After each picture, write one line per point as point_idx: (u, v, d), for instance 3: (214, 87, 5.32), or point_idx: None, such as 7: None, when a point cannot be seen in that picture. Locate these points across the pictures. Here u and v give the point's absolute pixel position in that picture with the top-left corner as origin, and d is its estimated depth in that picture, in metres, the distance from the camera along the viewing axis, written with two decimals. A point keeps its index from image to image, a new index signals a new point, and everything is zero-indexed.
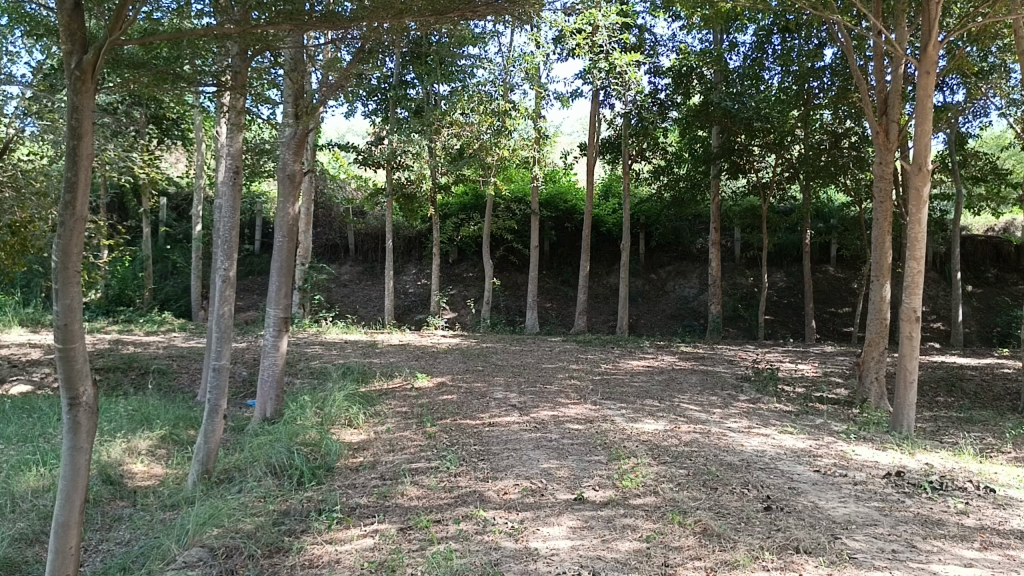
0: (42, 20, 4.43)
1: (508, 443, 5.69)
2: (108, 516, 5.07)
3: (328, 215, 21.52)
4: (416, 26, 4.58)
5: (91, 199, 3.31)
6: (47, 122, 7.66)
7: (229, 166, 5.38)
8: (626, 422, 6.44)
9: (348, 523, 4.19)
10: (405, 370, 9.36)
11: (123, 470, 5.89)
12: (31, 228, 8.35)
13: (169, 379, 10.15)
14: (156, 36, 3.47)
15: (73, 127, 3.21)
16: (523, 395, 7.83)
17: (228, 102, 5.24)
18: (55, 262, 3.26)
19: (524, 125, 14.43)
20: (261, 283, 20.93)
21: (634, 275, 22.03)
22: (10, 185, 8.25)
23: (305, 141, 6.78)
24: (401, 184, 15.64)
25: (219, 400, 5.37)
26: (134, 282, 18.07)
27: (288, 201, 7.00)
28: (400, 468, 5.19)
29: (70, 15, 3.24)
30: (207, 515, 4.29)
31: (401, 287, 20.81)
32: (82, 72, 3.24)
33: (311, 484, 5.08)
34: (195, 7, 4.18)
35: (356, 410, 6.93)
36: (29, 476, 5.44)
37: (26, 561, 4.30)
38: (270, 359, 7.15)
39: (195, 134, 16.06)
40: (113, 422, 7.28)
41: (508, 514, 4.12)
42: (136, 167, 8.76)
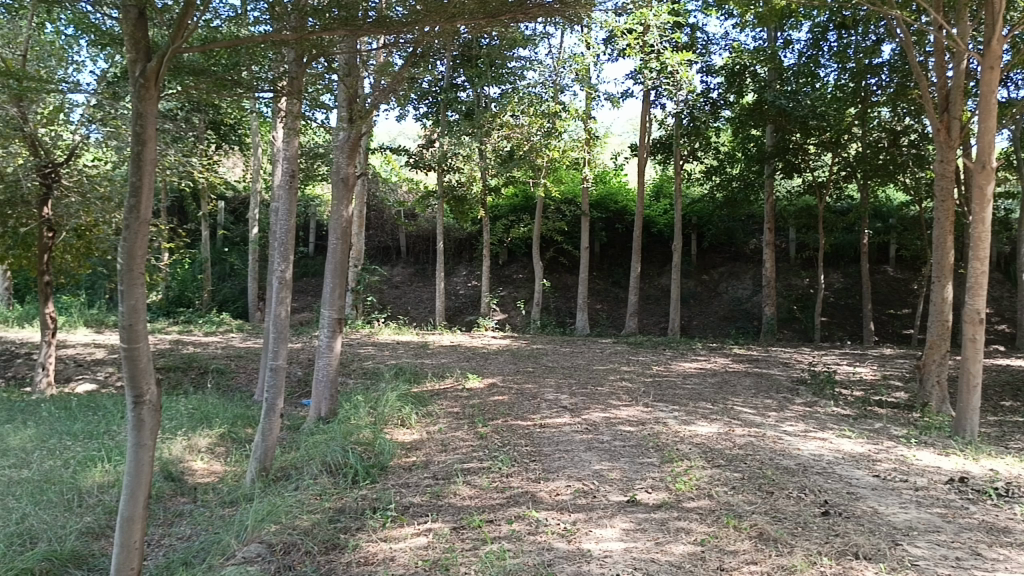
0: (107, 32, 4.54)
1: (558, 444, 5.69)
2: (170, 512, 5.21)
3: (379, 217, 21.87)
4: (467, 28, 4.58)
5: (155, 203, 3.42)
6: (110, 128, 8.74)
7: (284, 170, 5.66)
8: (680, 424, 6.40)
9: (402, 521, 4.23)
10: (455, 371, 9.42)
11: (183, 467, 6.06)
12: (96, 231, 9.83)
13: (227, 379, 10.38)
14: (216, 44, 3.57)
15: (137, 133, 3.33)
16: (574, 396, 7.83)
17: (286, 108, 5.39)
18: (120, 265, 3.38)
19: (574, 126, 14.83)
20: (317, 284, 21.34)
21: (686, 276, 21.85)
22: (77, 190, 9.52)
23: (359, 144, 6.82)
24: (451, 187, 15.81)
25: (275, 398, 5.48)
26: (194, 284, 18.59)
27: (342, 205, 7.12)
28: (453, 468, 5.23)
29: (135, 25, 3.38)
30: (266, 512, 4.38)
31: (452, 288, 21.02)
32: (146, 79, 3.36)
33: (364, 483, 5.13)
34: (253, 13, 4.29)
35: (409, 410, 7.00)
36: (95, 472, 5.63)
37: (93, 555, 4.42)
38: (325, 360, 7.26)
39: (252, 139, 16.26)
40: (174, 420, 7.52)
41: (561, 515, 4.13)
42: (195, 170, 9.63)
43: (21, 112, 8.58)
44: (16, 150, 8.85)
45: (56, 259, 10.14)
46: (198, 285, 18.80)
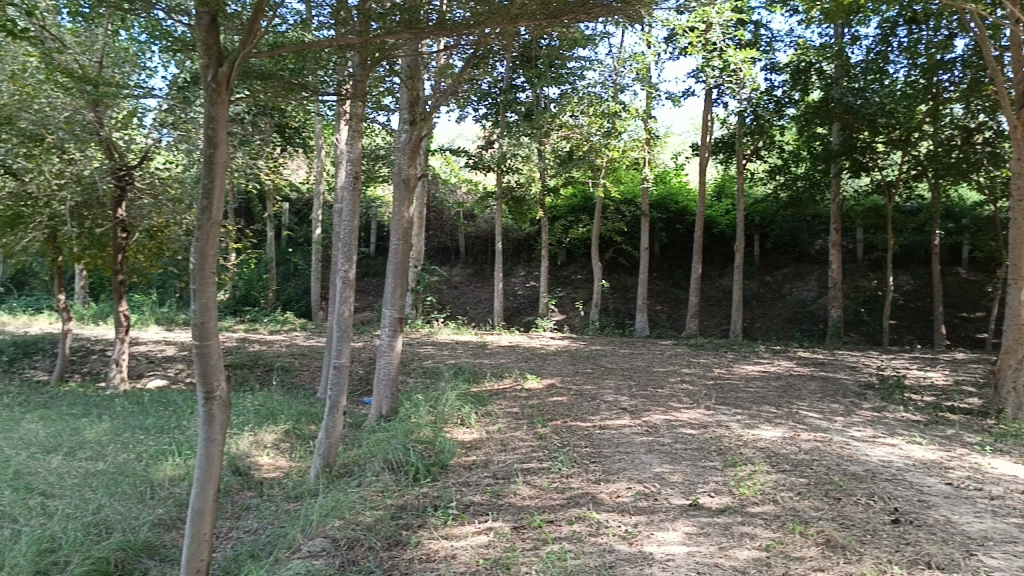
0: (180, 38, 4.70)
1: (619, 446, 5.67)
2: (238, 505, 5.35)
3: (439, 218, 22.12)
4: (527, 30, 4.60)
5: (225, 204, 3.52)
6: (182, 131, 9.18)
7: (348, 171, 5.78)
8: (742, 428, 6.30)
9: (464, 519, 4.27)
10: (515, 372, 9.44)
11: (250, 462, 6.22)
12: (167, 232, 10.21)
13: (292, 376, 10.61)
14: (284, 49, 3.67)
15: (209, 136, 3.44)
16: (634, 398, 7.77)
17: (350, 111, 5.50)
18: (192, 264, 3.48)
19: (634, 126, 14.70)
20: (378, 284, 21.64)
21: (748, 278, 21.51)
22: (150, 193, 9.87)
23: (419, 147, 6.97)
24: (510, 187, 15.86)
25: (338, 396, 5.58)
26: (259, 283, 19.03)
27: (403, 205, 7.24)
28: (513, 467, 5.25)
29: (207, 32, 3.52)
30: (330, 507, 4.46)
31: (510, 289, 21.06)
32: (217, 83, 3.47)
33: (426, 481, 5.17)
34: (317, 18, 4.39)
35: (468, 410, 7.04)
36: (166, 466, 5.81)
37: (165, 546, 4.56)
38: (385, 358, 7.35)
39: (316, 142, 16.57)
40: (240, 416, 7.72)
41: (622, 518, 4.10)
42: (261, 173, 9.96)
43: (97, 116, 8.96)
44: (92, 153, 9.27)
45: (129, 258, 10.51)
46: (263, 285, 19.24)
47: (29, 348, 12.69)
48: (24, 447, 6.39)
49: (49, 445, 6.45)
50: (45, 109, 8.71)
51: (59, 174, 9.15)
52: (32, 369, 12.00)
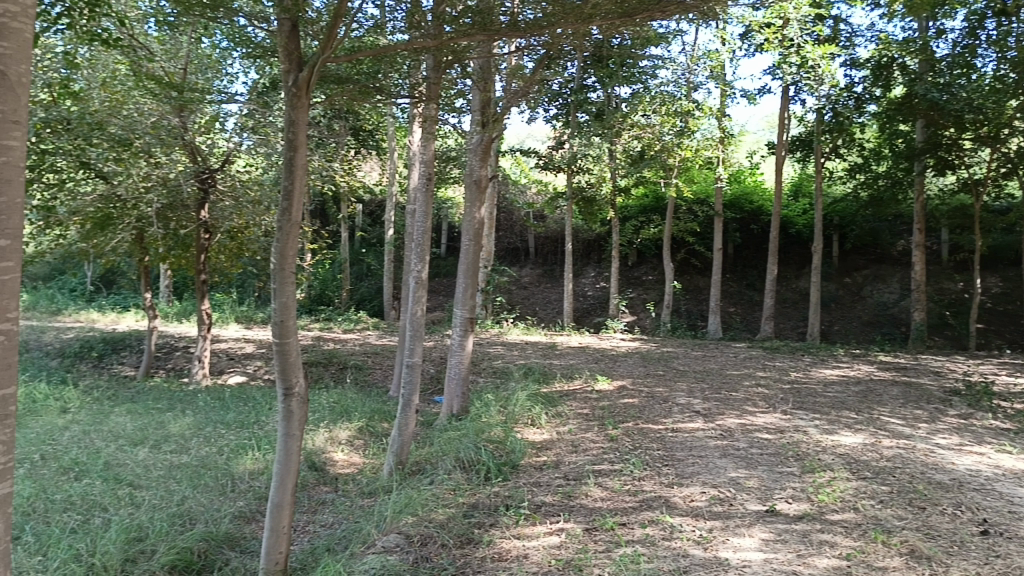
0: (261, 45, 4.86)
1: (692, 450, 5.59)
2: (314, 500, 5.48)
3: (509, 218, 22.35)
4: (600, 29, 4.58)
5: (305, 205, 3.61)
6: (260, 135, 9.52)
7: (422, 173, 5.87)
8: (821, 433, 6.15)
9: (535, 519, 4.27)
10: (585, 373, 9.41)
11: (326, 457, 6.37)
12: (247, 233, 10.55)
13: (365, 375, 10.80)
14: (361, 54, 3.75)
15: (290, 140, 3.54)
16: (707, 401, 7.66)
17: (424, 113, 5.59)
18: (274, 265, 3.59)
19: (707, 124, 14.43)
20: (449, 284, 21.86)
21: (826, 279, 20.97)
22: (231, 195, 10.21)
23: (491, 148, 7.01)
24: (581, 188, 15.83)
25: (411, 394, 5.67)
26: (334, 283, 19.43)
27: (475, 206, 7.29)
28: (584, 468, 5.24)
29: (288, 38, 3.61)
30: (403, 504, 4.54)
31: (580, 289, 20.99)
32: (298, 88, 3.56)
33: (497, 480, 5.20)
34: (391, 23, 4.49)
35: (539, 410, 7.05)
36: (246, 460, 5.99)
37: (246, 538, 4.69)
38: (457, 358, 7.42)
39: (389, 144, 16.83)
40: (316, 413, 7.91)
41: (696, 522, 4.05)
42: (337, 175, 10.22)
43: (181, 121, 9.35)
44: (177, 158, 9.59)
45: (211, 258, 10.87)
46: (338, 285, 19.63)
47: (117, 344, 13.24)
48: (114, 439, 6.67)
49: (137, 437, 6.73)
50: (133, 115, 9.17)
51: (146, 177, 9.43)
52: (121, 365, 12.52)
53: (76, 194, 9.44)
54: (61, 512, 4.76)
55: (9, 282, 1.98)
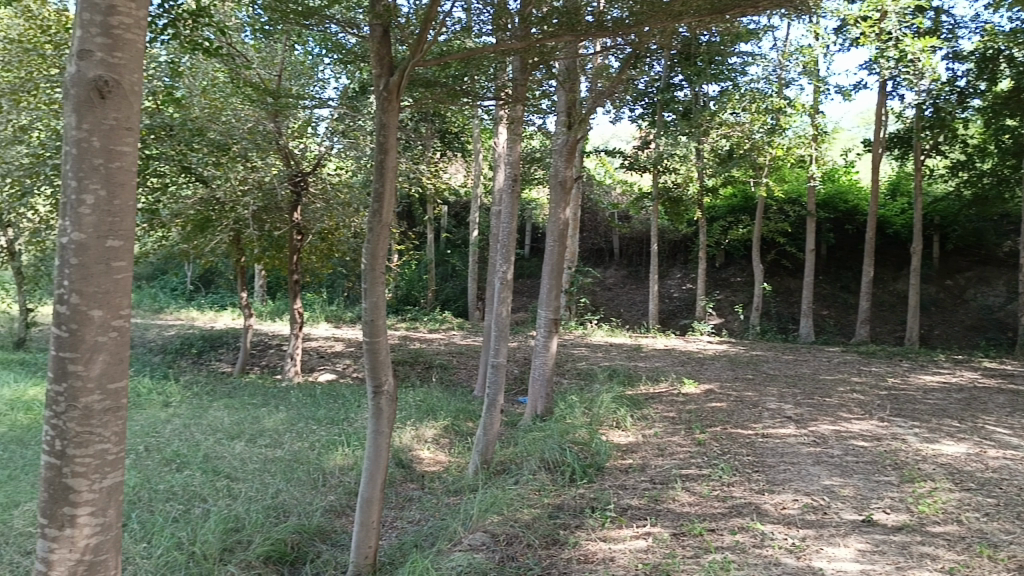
0: (352, 51, 4.96)
1: (782, 456, 5.45)
2: (402, 496, 5.58)
3: (594, 219, 22.34)
4: (687, 27, 4.51)
5: (395, 207, 3.69)
6: (350, 139, 9.84)
7: (507, 174, 5.90)
8: (920, 442, 5.90)
9: (622, 522, 4.24)
10: (671, 376, 9.28)
11: (412, 455, 6.47)
12: (337, 235, 10.83)
13: (450, 374, 10.93)
14: (451, 56, 3.81)
15: (380, 143, 3.61)
16: (799, 407, 7.45)
17: (510, 114, 5.62)
18: (365, 265, 3.68)
19: (800, 121, 14.01)
20: (533, 285, 21.91)
21: (925, 282, 20.12)
22: (322, 198, 10.45)
23: (575, 148, 6.98)
24: (667, 188, 15.64)
25: (496, 394, 5.71)
26: (420, 283, 19.73)
27: (560, 207, 7.28)
28: (671, 472, 5.17)
29: (380, 44, 3.70)
30: (489, 503, 4.58)
31: (666, 291, 20.71)
32: (389, 92, 3.65)
33: (582, 481, 5.18)
34: (479, 25, 4.54)
35: (624, 413, 6.99)
36: (336, 456, 6.14)
37: (336, 531, 4.81)
38: (541, 359, 7.43)
39: (474, 146, 16.98)
40: (403, 411, 8.05)
41: (789, 530, 3.94)
42: (424, 177, 10.40)
43: (277, 126, 9.60)
44: (271, 162, 9.93)
45: (303, 259, 11.19)
46: (423, 285, 19.94)
47: (215, 341, 13.80)
48: (212, 433, 6.95)
49: (233, 431, 6.98)
50: (231, 121, 9.44)
51: (244, 181, 9.79)
52: (218, 361, 13.01)
53: (178, 198, 9.81)
54: (164, 501, 4.98)
55: (121, 280, 2.11)
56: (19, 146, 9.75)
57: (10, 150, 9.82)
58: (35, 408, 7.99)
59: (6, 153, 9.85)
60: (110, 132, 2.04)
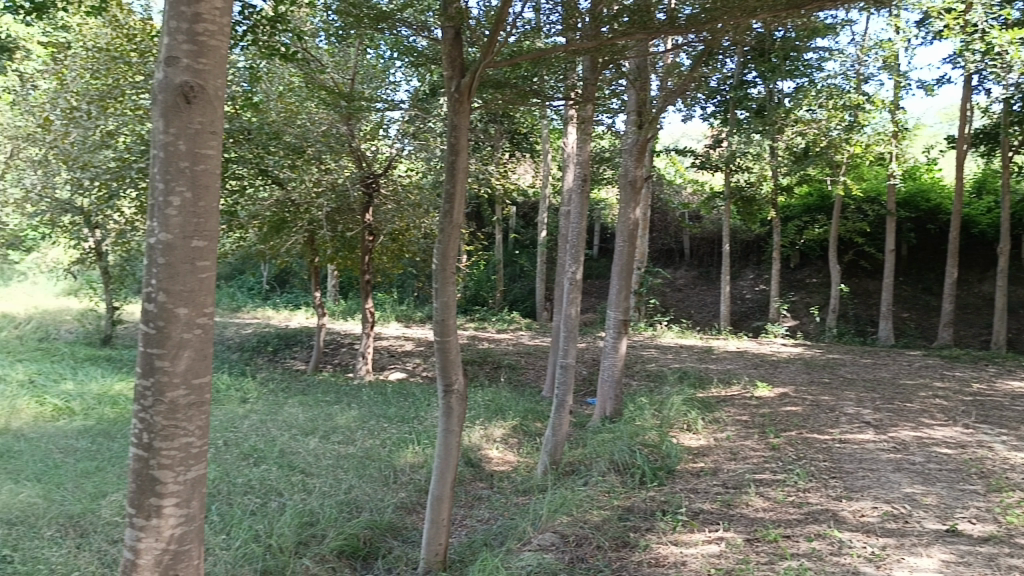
0: (423, 54, 5.01)
1: (861, 462, 5.30)
2: (471, 495, 5.62)
3: (664, 219, 22.10)
4: (761, 22, 4.41)
5: (466, 208, 3.72)
6: (421, 141, 10.00)
7: (577, 174, 5.89)
8: (1009, 450, 5.65)
9: (693, 526, 4.18)
10: (744, 378, 9.11)
11: (481, 454, 6.51)
12: (408, 236, 10.98)
13: (518, 374, 10.96)
14: (522, 57, 3.81)
15: (452, 144, 3.64)
16: (878, 412, 7.22)
17: (579, 113, 5.60)
18: (435, 265, 3.72)
19: (879, 118, 13.57)
20: (602, 285, 21.79)
21: (1014, 284, 19.26)
22: (393, 199, 10.61)
23: (646, 148, 6.92)
24: (739, 187, 15.38)
25: (565, 395, 5.71)
26: (488, 284, 19.83)
27: (630, 207, 7.23)
28: (744, 477, 5.08)
29: (451, 46, 3.74)
30: (559, 504, 4.58)
31: (738, 292, 20.34)
32: (460, 93, 3.68)
33: (652, 484, 5.13)
34: (548, 26, 4.54)
35: (695, 416, 6.89)
36: (407, 453, 6.23)
37: (407, 528, 4.87)
38: (610, 360, 7.39)
39: (543, 147, 16.97)
40: (472, 411, 8.11)
41: (867, 538, 3.83)
42: (494, 178, 10.45)
43: (349, 129, 9.77)
44: (344, 164, 10.09)
45: (374, 259, 11.36)
46: (491, 285, 20.04)
47: (290, 340, 14.13)
48: (288, 429, 7.12)
49: (308, 428, 7.15)
50: (306, 124, 9.67)
51: (318, 183, 10.05)
52: (292, 359, 13.33)
53: (255, 199, 10.18)
54: (242, 494, 5.13)
55: (205, 279, 2.17)
56: (106, 151, 10.22)
57: (99, 154, 10.24)
58: (121, 403, 8.31)
59: (94, 157, 10.28)
60: (195, 136, 2.11)
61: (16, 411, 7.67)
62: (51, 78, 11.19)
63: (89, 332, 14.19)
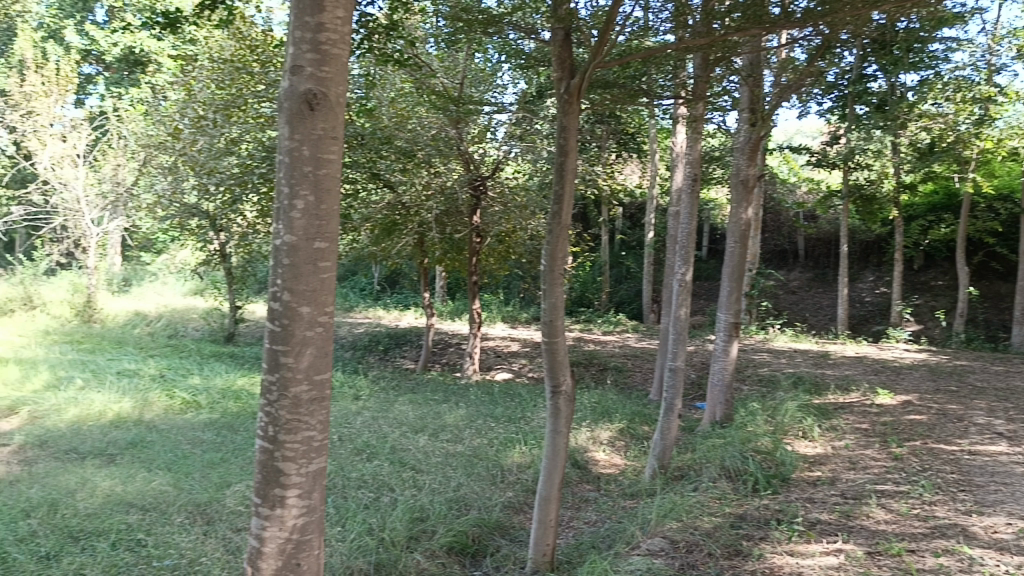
0: (530, 56, 5.04)
1: (993, 475, 4.99)
2: (578, 497, 5.61)
3: (777, 219, 21.46)
4: (884, 13, 4.23)
5: (574, 209, 3.72)
6: (528, 143, 10.08)
7: (687, 174, 5.80)
8: None
9: (810, 537, 4.04)
10: (863, 385, 8.73)
11: (588, 456, 6.49)
12: (515, 238, 11.07)
13: (625, 377, 10.87)
14: (632, 56, 3.78)
15: (561, 145, 3.65)
16: (1012, 423, 6.78)
17: (689, 112, 5.51)
18: (543, 267, 3.74)
19: (1012, 111, 12.87)
20: (711, 287, 21.34)
21: None
22: (500, 202, 10.71)
23: (759, 146, 6.75)
24: (858, 186, 14.77)
25: (674, 398, 5.63)
26: (594, 285, 19.76)
27: (741, 207, 7.05)
28: (864, 487, 4.87)
29: (561, 48, 3.74)
30: (668, 509, 4.51)
31: (856, 295, 19.51)
32: (570, 95, 3.67)
33: (766, 492, 4.99)
34: (658, 25, 4.49)
35: (811, 423, 6.65)
36: (515, 453, 6.27)
37: (514, 527, 4.90)
38: (720, 363, 7.23)
39: (651, 146, 16.77)
40: (579, 413, 8.09)
41: (1001, 557, 3.60)
42: (600, 179, 10.45)
43: (458, 133, 9.95)
44: (452, 167, 10.28)
45: (482, 261, 11.45)
46: (597, 287, 19.94)
47: (400, 339, 14.47)
48: (399, 426, 7.29)
49: (418, 425, 7.30)
50: (417, 129, 9.95)
51: (428, 186, 10.35)
52: (402, 358, 13.65)
53: (368, 203, 10.50)
54: (356, 488, 5.29)
55: (327, 279, 2.25)
56: (230, 158, 10.56)
57: (224, 161, 10.76)
58: (243, 397, 8.72)
59: (219, 164, 10.81)
60: (319, 141, 2.19)
61: (148, 403, 8.17)
62: (181, 90, 11.83)
63: (214, 330, 14.95)
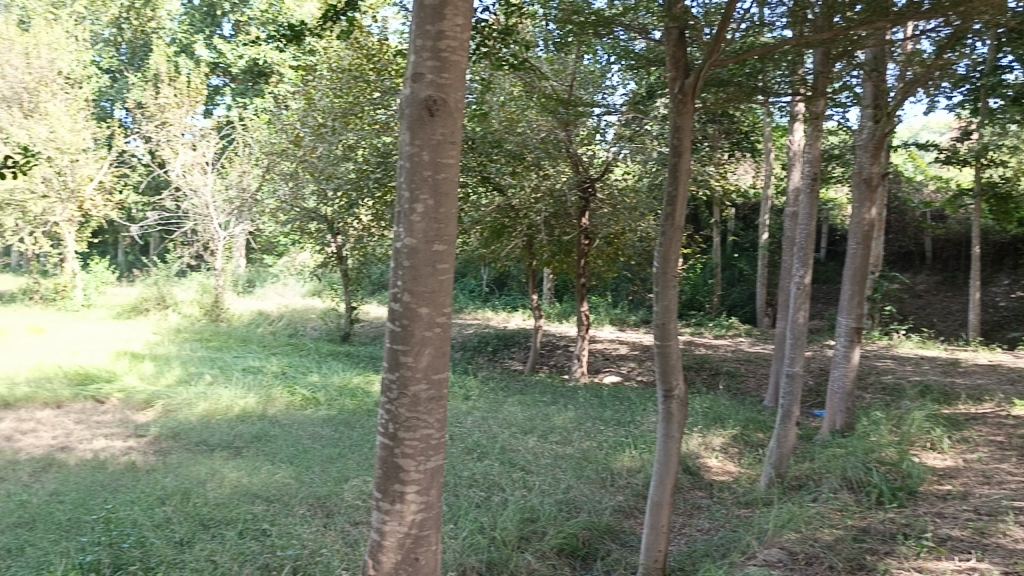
0: (642, 56, 5.01)
1: None
2: (690, 503, 5.51)
3: (901, 219, 20.46)
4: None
5: (688, 210, 3.65)
6: (637, 143, 9.99)
7: (805, 173, 5.62)
8: None
9: (941, 553, 3.83)
10: (998, 395, 8.20)
11: (700, 463, 6.37)
12: (624, 239, 11.00)
13: (738, 382, 10.61)
14: (749, 53, 3.70)
15: (675, 146, 3.60)
16: None
17: (808, 108, 5.34)
18: (657, 268, 3.71)
19: None
20: (829, 291, 20.54)
21: None
22: (609, 203, 10.64)
23: (883, 143, 6.46)
24: (992, 184, 13.90)
25: (791, 405, 5.46)
26: (705, 288, 19.37)
27: (864, 207, 6.77)
28: (999, 503, 4.58)
29: (675, 47, 3.69)
30: (786, 519, 4.38)
31: (988, 299, 18.36)
32: (684, 94, 3.62)
33: (891, 505, 4.76)
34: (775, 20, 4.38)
35: (941, 434, 6.31)
36: (625, 457, 6.22)
37: (625, 532, 4.86)
38: (841, 369, 6.96)
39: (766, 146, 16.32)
40: (690, 418, 7.95)
41: None
42: (712, 178, 10.24)
43: (567, 135, 9.96)
44: (561, 169, 10.29)
45: (590, 263, 11.43)
46: (709, 290, 19.54)
47: (508, 340, 14.61)
48: (508, 427, 7.36)
49: (527, 426, 7.34)
50: (526, 132, 9.98)
51: (536, 189, 10.36)
52: (511, 359, 13.77)
53: (478, 206, 10.67)
54: (467, 487, 5.38)
55: (444, 281, 2.29)
56: (348, 163, 11.08)
57: (342, 166, 11.18)
58: (359, 395, 9.01)
59: (338, 170, 11.22)
60: (438, 147, 2.24)
61: (272, 399, 8.55)
62: (302, 99, 12.34)
63: (331, 329, 15.50)
